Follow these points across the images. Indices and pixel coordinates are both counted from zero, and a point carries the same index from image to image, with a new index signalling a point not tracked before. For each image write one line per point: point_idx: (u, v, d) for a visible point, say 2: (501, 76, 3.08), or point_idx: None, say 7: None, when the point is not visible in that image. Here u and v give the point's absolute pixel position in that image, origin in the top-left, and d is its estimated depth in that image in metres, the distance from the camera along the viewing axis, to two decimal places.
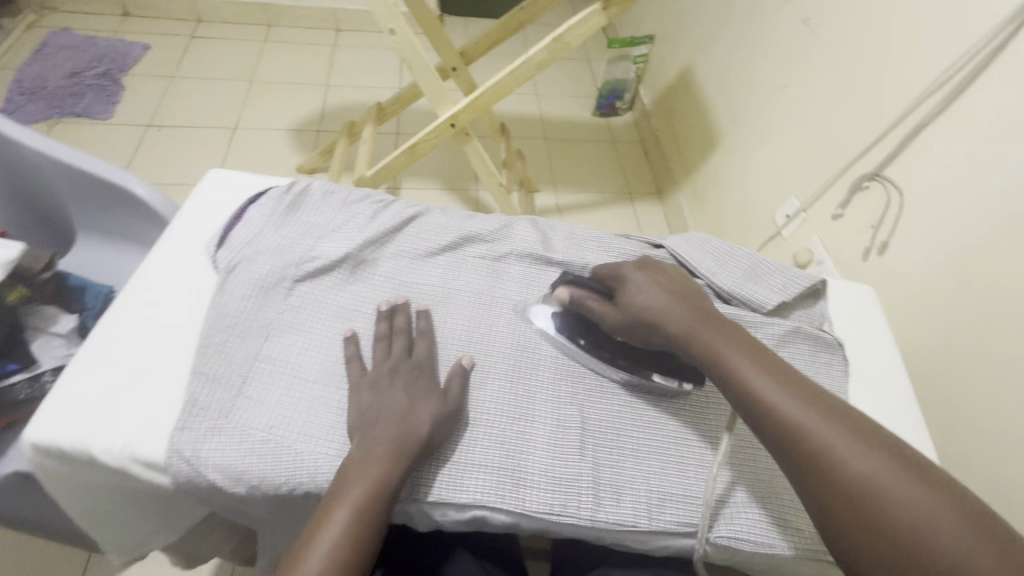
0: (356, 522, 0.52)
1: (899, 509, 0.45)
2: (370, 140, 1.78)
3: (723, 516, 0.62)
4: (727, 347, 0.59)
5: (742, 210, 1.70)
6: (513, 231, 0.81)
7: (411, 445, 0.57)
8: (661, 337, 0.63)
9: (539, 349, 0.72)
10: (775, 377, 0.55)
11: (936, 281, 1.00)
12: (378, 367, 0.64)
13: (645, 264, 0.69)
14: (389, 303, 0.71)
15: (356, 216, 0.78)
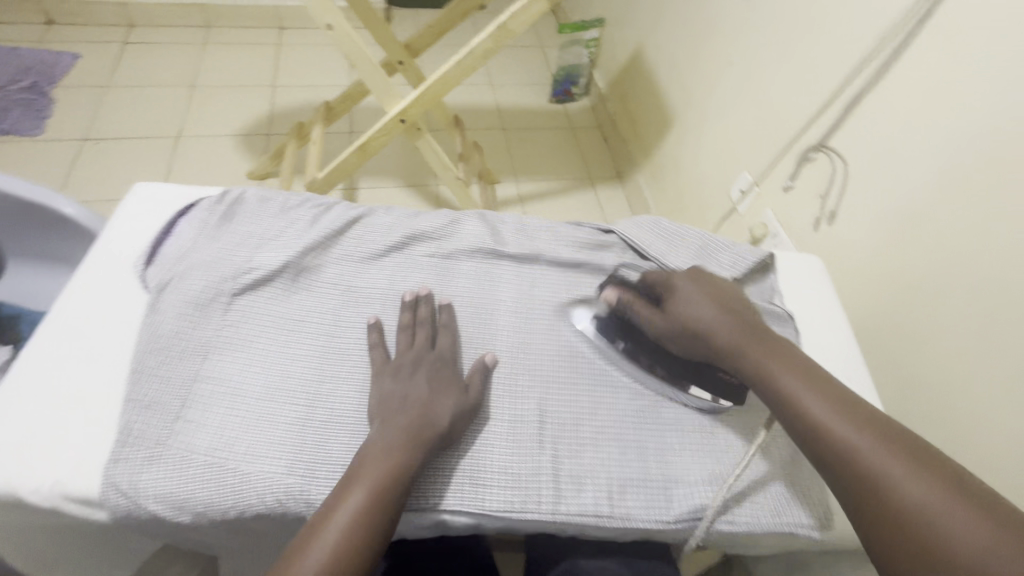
0: (368, 502, 0.52)
1: (923, 512, 0.46)
2: (320, 141, 1.73)
3: (683, 494, 0.62)
4: (769, 358, 0.61)
5: (699, 188, 1.72)
6: (460, 227, 0.80)
7: (428, 436, 0.57)
8: (706, 344, 0.66)
9: (559, 335, 0.72)
10: (818, 387, 0.58)
11: (881, 246, 1.03)
12: (402, 356, 0.65)
13: (696, 274, 0.71)
14: (415, 293, 0.71)
15: (294, 222, 0.75)
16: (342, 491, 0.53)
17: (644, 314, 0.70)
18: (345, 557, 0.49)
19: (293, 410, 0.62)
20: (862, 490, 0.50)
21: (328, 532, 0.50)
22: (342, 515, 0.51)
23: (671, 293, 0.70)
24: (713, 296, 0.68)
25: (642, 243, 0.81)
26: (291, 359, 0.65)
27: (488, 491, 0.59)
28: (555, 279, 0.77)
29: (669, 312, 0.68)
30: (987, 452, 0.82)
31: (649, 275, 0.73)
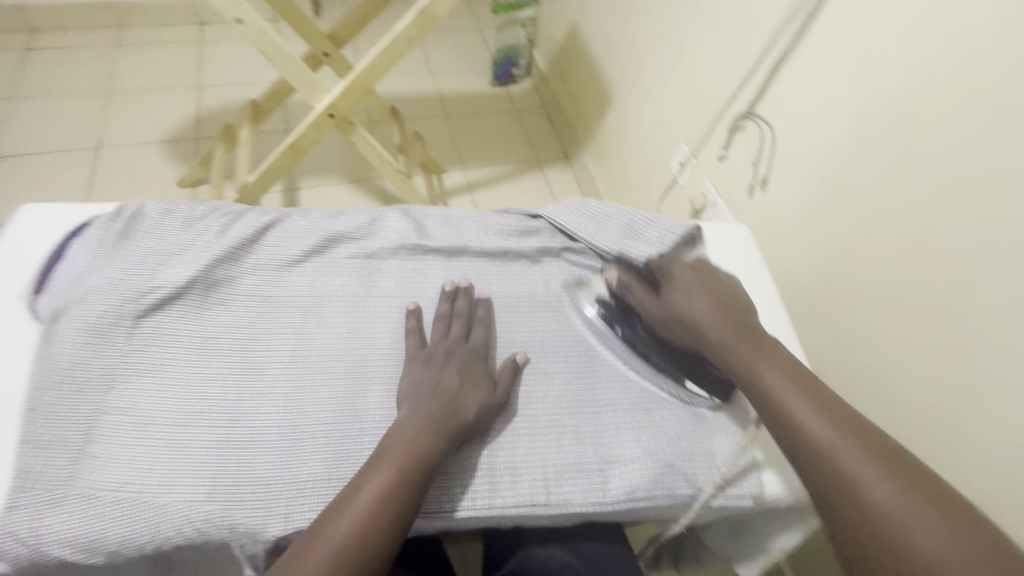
0: (392, 480, 0.53)
1: (906, 532, 0.47)
2: (249, 141, 1.64)
3: (631, 472, 0.62)
4: (760, 362, 0.61)
5: (642, 163, 1.72)
6: (382, 225, 0.77)
7: (454, 425, 0.58)
8: (697, 340, 0.66)
9: (569, 322, 0.74)
10: (808, 395, 0.57)
11: (808, 209, 1.05)
12: (435, 345, 0.65)
13: (699, 265, 0.72)
14: (454, 283, 0.72)
15: (202, 234, 0.71)
16: (371, 469, 0.54)
17: (640, 299, 0.71)
18: (366, 534, 0.51)
19: (211, 433, 0.59)
20: (845, 508, 0.50)
21: (350, 511, 0.51)
22: (368, 493, 0.52)
23: (671, 280, 0.70)
24: (707, 296, 0.67)
25: (571, 226, 0.80)
26: (206, 379, 0.62)
27: (455, 487, 0.59)
28: (483, 270, 0.76)
29: (666, 302, 0.69)
30: (912, 400, 0.85)
31: (656, 261, 0.74)
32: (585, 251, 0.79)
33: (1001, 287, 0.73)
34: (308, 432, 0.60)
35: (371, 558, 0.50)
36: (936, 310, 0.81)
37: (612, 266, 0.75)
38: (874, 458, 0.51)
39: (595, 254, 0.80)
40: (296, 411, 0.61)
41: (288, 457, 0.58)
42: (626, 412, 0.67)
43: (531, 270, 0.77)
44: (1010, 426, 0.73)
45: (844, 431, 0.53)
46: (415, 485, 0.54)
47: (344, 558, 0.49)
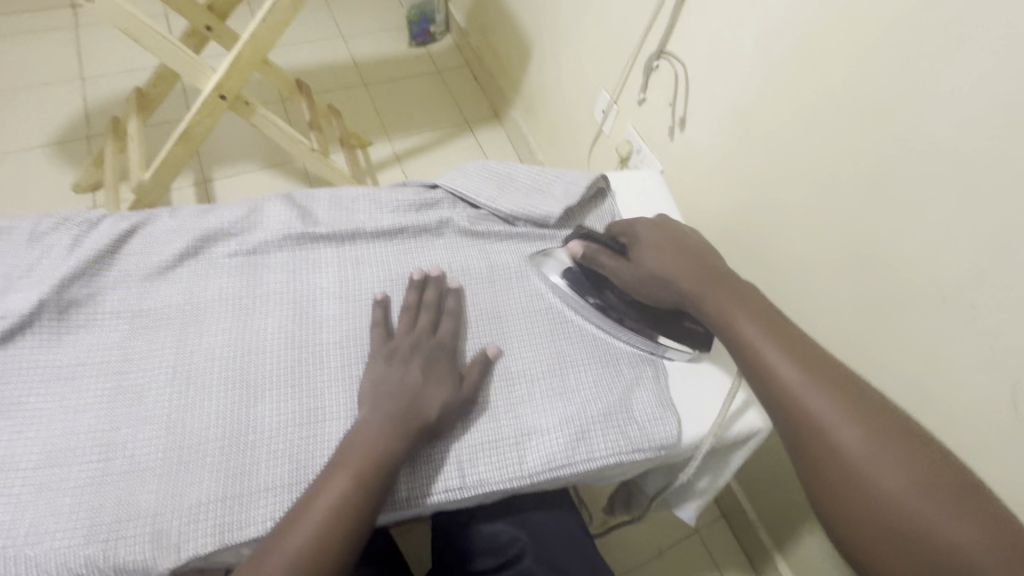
0: (352, 487, 0.50)
1: (881, 487, 0.43)
2: (140, 136, 1.50)
3: (557, 440, 0.60)
4: (739, 313, 0.57)
5: (568, 115, 1.66)
6: (263, 216, 0.71)
7: (414, 423, 0.55)
8: (674, 296, 0.63)
9: (501, 296, 0.70)
10: (791, 348, 0.53)
11: (723, 148, 1.03)
12: (401, 339, 0.61)
13: (665, 226, 0.68)
14: (422, 271, 0.68)
15: (50, 251, 0.63)
16: (327, 476, 0.51)
17: (611, 267, 0.67)
18: (322, 543, 0.47)
19: (85, 469, 0.53)
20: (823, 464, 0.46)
21: (306, 523, 0.48)
22: (328, 499, 0.49)
23: (636, 243, 0.67)
24: (674, 252, 0.64)
25: (469, 192, 0.76)
26: (70, 413, 0.56)
27: (402, 478, 0.56)
28: (380, 252, 0.71)
29: (636, 261, 0.66)
30: (835, 328, 0.86)
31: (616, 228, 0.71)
32: (487, 218, 0.75)
33: (899, 209, 0.74)
34: (197, 451, 0.55)
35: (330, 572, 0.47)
36: (848, 237, 0.81)
37: (575, 238, 0.70)
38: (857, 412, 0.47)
39: (498, 219, 0.76)
40: (180, 431, 0.56)
41: (176, 481, 0.54)
42: (547, 382, 0.65)
43: (431, 245, 0.72)
44: (919, 342, 0.75)
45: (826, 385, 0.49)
46: (377, 487, 0.51)
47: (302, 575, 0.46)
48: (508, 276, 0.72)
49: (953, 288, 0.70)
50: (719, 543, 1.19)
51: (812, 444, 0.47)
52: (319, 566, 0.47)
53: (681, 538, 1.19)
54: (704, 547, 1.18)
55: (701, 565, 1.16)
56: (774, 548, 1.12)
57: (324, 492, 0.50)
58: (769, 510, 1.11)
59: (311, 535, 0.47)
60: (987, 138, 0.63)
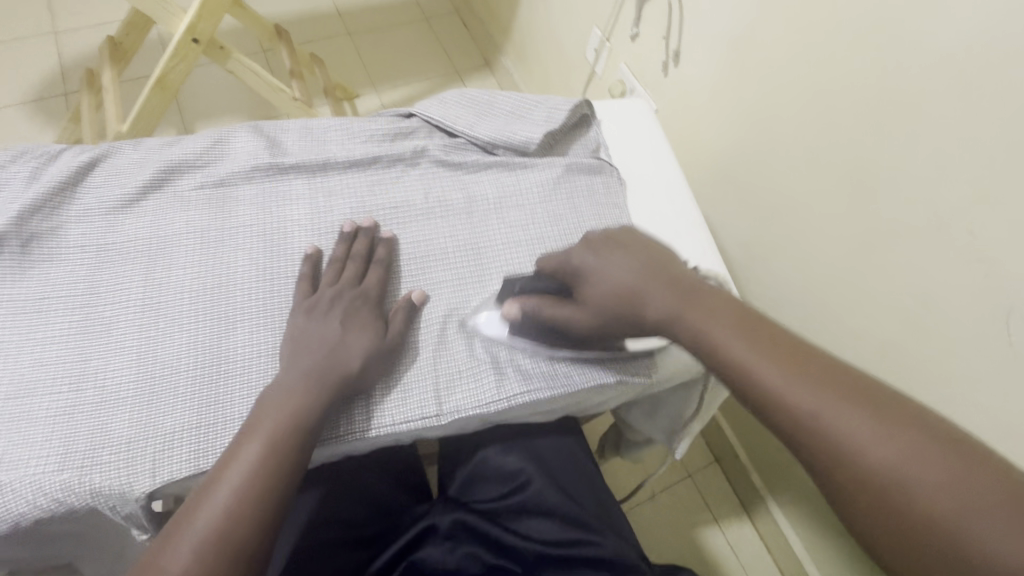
0: (263, 453, 0.48)
1: (912, 497, 0.34)
2: (116, 88, 1.43)
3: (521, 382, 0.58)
4: (710, 323, 0.47)
5: (561, 58, 1.58)
6: (229, 147, 0.68)
7: (336, 375, 0.53)
8: (644, 325, 0.52)
9: (480, 227, 0.68)
10: (778, 350, 0.43)
11: (716, 79, 0.97)
12: (323, 292, 0.59)
13: (602, 241, 0.58)
14: (354, 224, 0.65)
15: (8, 183, 0.61)
16: (238, 444, 0.48)
17: (567, 315, 0.56)
18: (249, 510, 0.45)
19: (56, 400, 0.53)
20: (840, 477, 0.37)
21: (218, 495, 0.46)
22: (237, 469, 0.47)
23: (578, 278, 0.58)
24: (627, 261, 0.55)
25: (446, 120, 0.72)
26: (39, 345, 0.55)
27: (358, 405, 0.56)
28: (352, 183, 0.68)
29: (588, 301, 0.55)
30: (829, 264, 0.83)
31: (548, 262, 0.60)
32: (465, 147, 0.72)
33: (895, 133, 0.70)
34: (169, 381, 0.55)
35: (241, 549, 0.44)
36: (843, 166, 0.77)
37: (510, 301, 0.59)
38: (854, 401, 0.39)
39: (477, 148, 0.73)
40: (152, 362, 0.55)
41: (150, 410, 0.53)
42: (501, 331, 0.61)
43: (407, 175, 0.69)
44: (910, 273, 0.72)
45: (814, 381, 0.40)
46: (294, 451, 0.49)
47: (208, 556, 0.43)
48: (486, 206, 0.69)
49: (951, 213, 0.66)
50: (712, 489, 1.20)
51: (817, 452, 0.38)
52: (225, 545, 0.44)
53: (676, 481, 1.20)
54: (696, 491, 1.20)
55: (693, 507, 1.18)
56: (764, 489, 1.14)
57: (235, 459, 0.47)
58: (761, 453, 1.12)
59: (221, 508, 0.45)
60: (989, 49, 0.59)
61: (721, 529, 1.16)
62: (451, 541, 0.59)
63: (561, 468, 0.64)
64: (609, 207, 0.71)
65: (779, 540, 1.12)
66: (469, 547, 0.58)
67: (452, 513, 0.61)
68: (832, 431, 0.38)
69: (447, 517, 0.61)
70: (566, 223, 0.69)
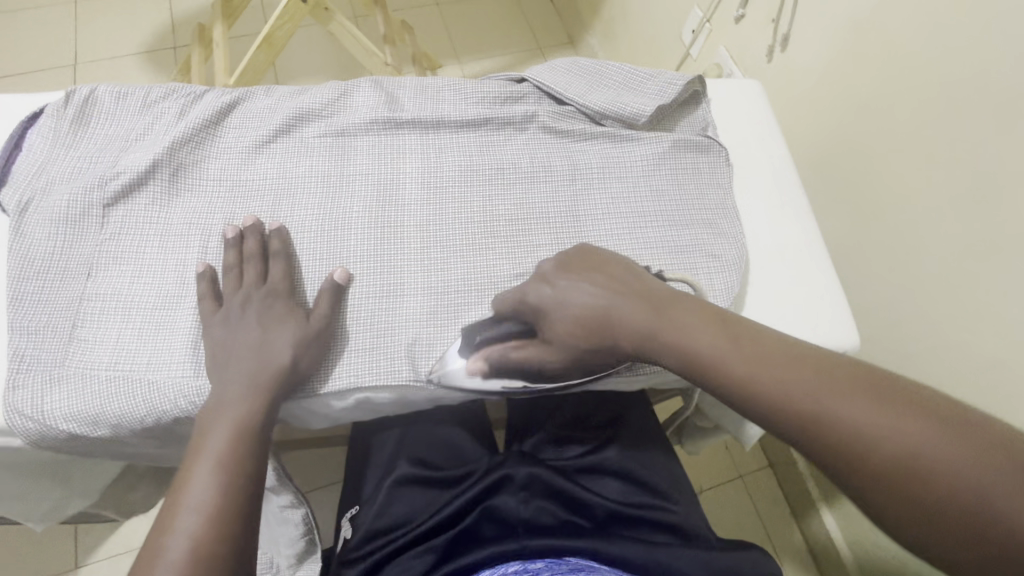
0: (217, 466, 0.47)
1: (924, 471, 0.35)
2: (225, 43, 1.51)
3: None
4: (693, 337, 0.47)
5: (653, 39, 1.54)
6: (351, 99, 0.71)
7: (271, 375, 0.53)
8: (624, 351, 0.52)
9: (581, 195, 0.68)
10: (766, 356, 0.44)
11: (830, 66, 0.90)
12: (231, 300, 0.58)
13: (554, 270, 0.56)
14: (236, 227, 0.61)
15: (160, 117, 0.67)
16: (188, 469, 0.47)
17: (536, 356, 0.55)
18: (221, 522, 0.45)
19: (190, 316, 0.58)
20: (861, 470, 0.37)
21: (181, 525, 0.44)
22: (197, 495, 0.46)
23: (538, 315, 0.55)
24: (584, 282, 0.54)
25: (557, 87, 0.73)
26: (181, 265, 0.61)
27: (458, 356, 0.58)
28: (461, 142, 0.70)
29: (551, 342, 0.54)
30: (929, 272, 0.78)
31: (503, 304, 0.58)
32: (573, 115, 0.73)
33: None
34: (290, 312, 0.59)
35: (222, 559, 0.43)
36: (960, 169, 0.72)
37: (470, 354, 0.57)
38: (855, 390, 0.39)
39: (584, 117, 0.73)
40: None
41: None
42: None
43: (515, 139, 0.70)
44: None
45: (811, 377, 0.41)
46: (248, 462, 0.49)
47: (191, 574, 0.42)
48: (590, 175, 0.69)
49: None
50: (762, 492, 1.17)
51: (830, 446, 0.38)
52: (215, 560, 0.43)
53: (725, 480, 1.18)
54: (746, 492, 1.17)
55: (740, 507, 1.16)
56: (822, 500, 1.11)
57: (189, 489, 0.46)
58: None
59: (190, 529, 0.44)
60: None
61: (767, 533, 1.13)
62: (525, 492, 0.57)
63: (637, 440, 0.64)
64: (712, 187, 0.70)
65: (829, 553, 1.08)
66: (545, 502, 0.57)
67: (527, 464, 0.59)
68: (840, 425, 0.38)
69: (523, 468, 0.58)
70: (667, 199, 0.69)
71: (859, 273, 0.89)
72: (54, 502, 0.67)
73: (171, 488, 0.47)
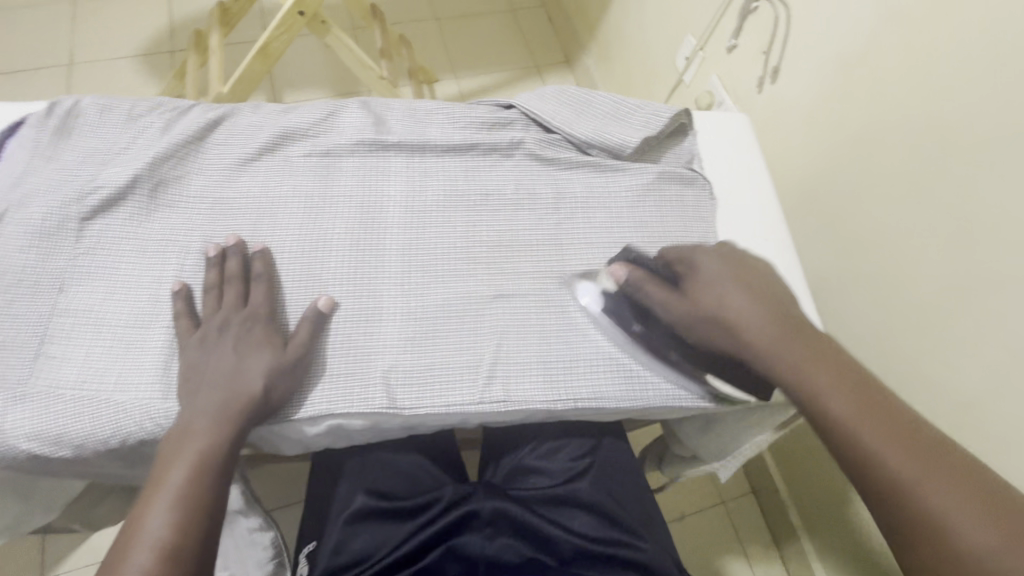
0: (176, 500, 0.46)
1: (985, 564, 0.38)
2: (222, 51, 1.50)
3: (562, 388, 0.59)
4: (818, 376, 0.49)
5: (647, 63, 1.56)
6: (339, 120, 0.71)
7: (242, 405, 0.52)
8: (743, 343, 0.53)
9: (565, 224, 0.68)
10: (875, 412, 0.46)
11: (817, 102, 0.92)
12: (208, 322, 0.56)
13: (729, 254, 0.59)
14: (220, 247, 0.61)
15: (145, 131, 0.67)
16: (146, 501, 0.46)
17: (661, 299, 0.57)
18: (174, 561, 0.43)
19: (163, 335, 0.57)
20: (925, 548, 0.40)
21: (133, 562, 0.43)
22: (152, 530, 0.44)
23: (693, 275, 0.58)
24: (743, 284, 0.56)
25: (545, 115, 0.73)
26: (156, 281, 0.60)
27: (436, 386, 0.58)
28: (447, 166, 0.70)
29: (693, 296, 0.56)
30: (909, 310, 0.79)
31: (670, 253, 0.61)
32: (560, 143, 0.73)
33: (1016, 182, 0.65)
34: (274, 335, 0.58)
35: None
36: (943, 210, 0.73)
37: (619, 261, 0.61)
38: (959, 486, 0.41)
39: (571, 146, 0.74)
40: None
41: None
42: (499, 355, 0.60)
43: (501, 165, 0.71)
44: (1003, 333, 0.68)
45: (922, 459, 0.43)
46: (208, 496, 0.47)
47: None
48: (575, 204, 0.69)
49: None
50: (745, 520, 1.17)
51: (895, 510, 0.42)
52: None
53: (705, 506, 1.17)
54: (726, 517, 1.17)
55: (721, 533, 1.15)
56: (802, 527, 1.09)
57: (145, 522, 0.45)
58: (807, 492, 1.07)
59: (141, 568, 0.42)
60: None
61: (748, 559, 1.13)
62: (490, 529, 0.56)
63: (611, 475, 0.63)
64: (695, 220, 0.70)
65: None
66: (509, 539, 0.55)
67: (492, 499, 0.58)
68: (927, 507, 0.41)
69: (488, 504, 0.57)
70: (651, 230, 0.69)
71: (840, 308, 0.90)
72: (14, 520, 0.65)
73: (126, 521, 0.46)
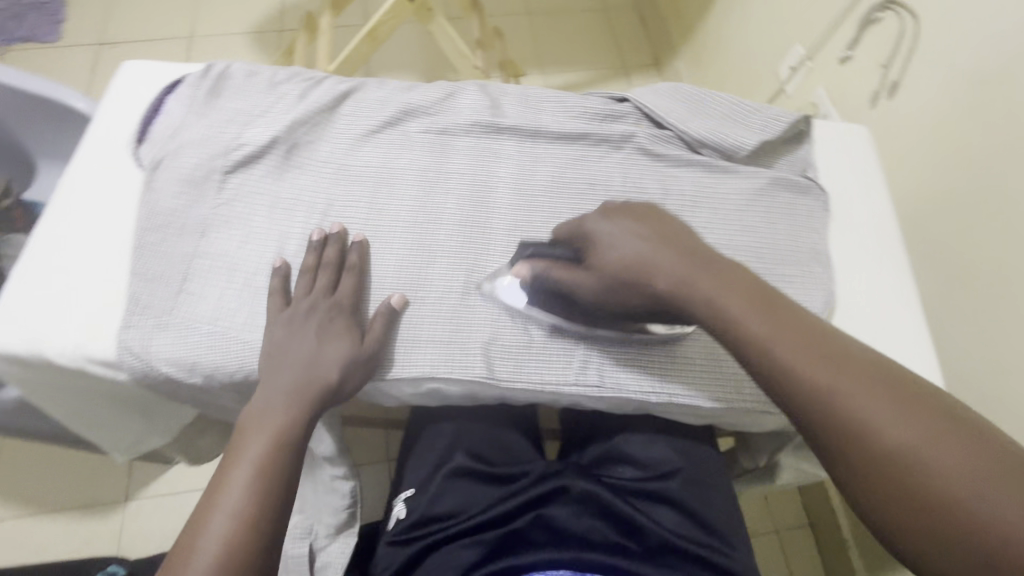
0: (255, 474, 0.48)
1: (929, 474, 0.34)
2: (330, 33, 1.59)
3: (653, 383, 0.59)
4: (726, 297, 0.45)
5: (746, 70, 1.51)
6: (457, 100, 0.74)
7: (315, 391, 0.54)
8: (652, 299, 0.50)
9: None
10: (794, 330, 0.42)
11: (941, 123, 0.85)
12: (297, 304, 0.59)
13: (613, 209, 0.55)
14: (323, 232, 0.63)
15: (284, 97, 0.72)
16: (225, 470, 0.49)
17: (573, 280, 0.54)
18: (251, 530, 0.46)
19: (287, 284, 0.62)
20: (860, 468, 0.36)
21: (213, 529, 0.45)
22: (232, 499, 0.47)
23: (589, 244, 0.54)
24: (640, 227, 0.52)
25: (659, 111, 0.73)
26: (284, 236, 0.65)
27: (534, 365, 0.60)
28: (558, 154, 0.71)
29: (594, 267, 0.53)
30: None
31: (563, 230, 0.58)
32: (671, 140, 0.72)
33: None
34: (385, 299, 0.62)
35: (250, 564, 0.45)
36: None
37: (521, 260, 0.59)
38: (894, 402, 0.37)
39: (682, 144, 0.73)
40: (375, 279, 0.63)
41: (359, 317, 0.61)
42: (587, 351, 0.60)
43: (611, 156, 0.71)
44: None
45: (856, 382, 0.38)
46: (284, 470, 0.49)
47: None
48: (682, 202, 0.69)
49: None
50: (798, 551, 1.12)
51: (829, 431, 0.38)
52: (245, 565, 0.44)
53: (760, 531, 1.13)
54: (779, 546, 1.12)
55: (771, 560, 1.10)
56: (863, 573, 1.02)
57: (226, 490, 0.47)
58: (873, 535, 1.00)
59: (222, 536, 0.45)
60: None
61: None
62: (578, 507, 0.57)
63: (705, 474, 0.63)
64: (807, 230, 0.68)
65: None
66: (596, 522, 0.56)
67: (585, 479, 0.58)
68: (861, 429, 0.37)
69: (580, 482, 0.58)
70: (760, 236, 0.67)
71: (947, 340, 0.84)
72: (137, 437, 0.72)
73: (206, 489, 0.48)
